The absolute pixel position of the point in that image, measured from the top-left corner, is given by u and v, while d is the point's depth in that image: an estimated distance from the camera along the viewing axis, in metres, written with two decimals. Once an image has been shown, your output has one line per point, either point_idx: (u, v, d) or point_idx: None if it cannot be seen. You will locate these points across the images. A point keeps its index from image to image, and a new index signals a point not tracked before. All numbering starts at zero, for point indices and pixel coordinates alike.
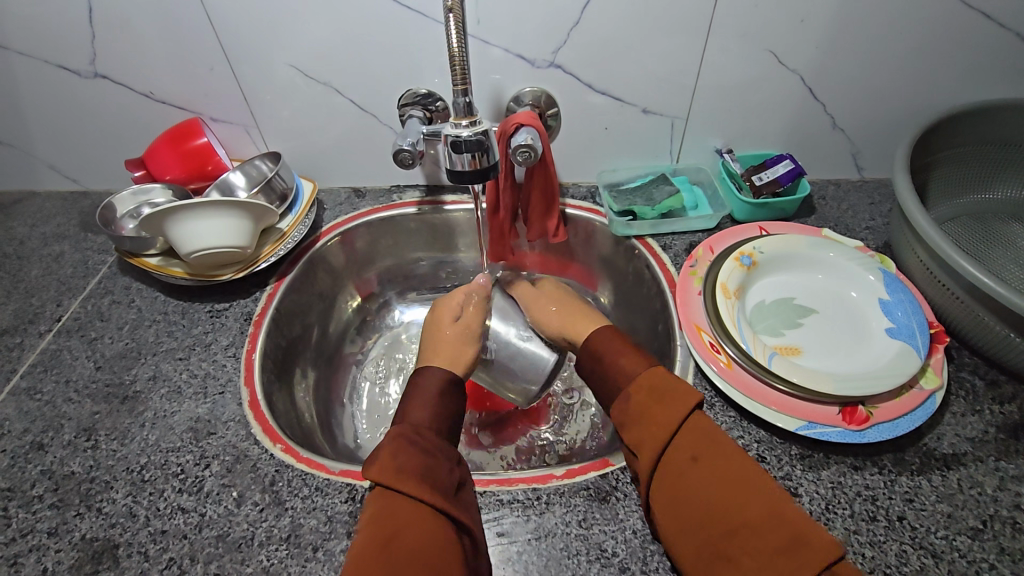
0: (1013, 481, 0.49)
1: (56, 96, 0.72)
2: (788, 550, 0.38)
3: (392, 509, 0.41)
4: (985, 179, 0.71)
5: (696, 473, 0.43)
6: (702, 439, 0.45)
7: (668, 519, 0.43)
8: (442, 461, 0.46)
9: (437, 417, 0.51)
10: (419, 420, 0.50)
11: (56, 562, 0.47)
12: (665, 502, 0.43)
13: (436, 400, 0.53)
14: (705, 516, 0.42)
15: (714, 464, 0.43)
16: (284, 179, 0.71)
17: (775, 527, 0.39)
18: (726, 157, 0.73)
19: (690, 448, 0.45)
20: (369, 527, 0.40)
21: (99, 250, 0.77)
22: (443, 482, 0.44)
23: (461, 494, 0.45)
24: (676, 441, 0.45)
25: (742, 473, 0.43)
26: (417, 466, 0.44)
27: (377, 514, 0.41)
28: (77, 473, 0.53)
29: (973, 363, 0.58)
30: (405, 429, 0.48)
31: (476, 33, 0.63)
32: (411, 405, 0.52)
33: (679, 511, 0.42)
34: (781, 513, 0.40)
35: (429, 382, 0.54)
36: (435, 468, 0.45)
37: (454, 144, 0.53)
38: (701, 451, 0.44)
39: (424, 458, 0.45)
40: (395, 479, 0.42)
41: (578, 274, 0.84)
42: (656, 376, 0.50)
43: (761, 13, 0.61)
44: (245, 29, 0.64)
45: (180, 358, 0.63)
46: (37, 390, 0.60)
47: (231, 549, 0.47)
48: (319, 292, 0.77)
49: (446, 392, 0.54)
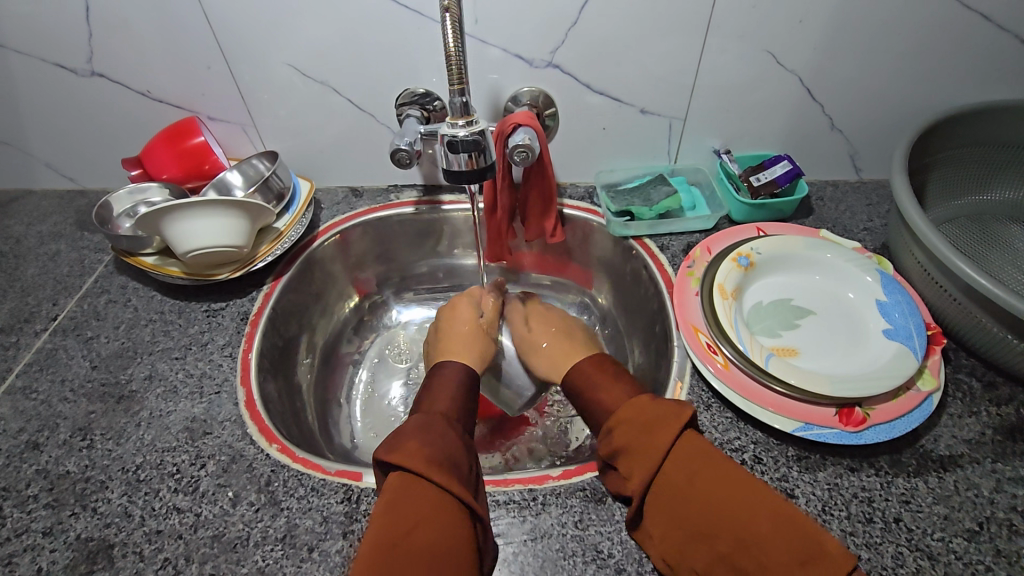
0: (1010, 483, 0.49)
1: (53, 94, 0.72)
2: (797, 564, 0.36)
3: (412, 497, 0.40)
4: (983, 180, 0.71)
5: (691, 496, 0.41)
6: (692, 459, 0.42)
7: (672, 538, 0.41)
8: (462, 450, 0.46)
9: (457, 408, 0.51)
10: (441, 408, 0.50)
11: (51, 562, 0.47)
12: (665, 524, 0.42)
13: (457, 388, 0.53)
14: (706, 537, 0.40)
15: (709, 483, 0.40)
16: (281, 178, 0.71)
17: (780, 543, 0.37)
18: (724, 158, 0.73)
19: (682, 470, 0.42)
20: (386, 515, 0.39)
21: (96, 249, 0.77)
22: (464, 471, 0.44)
23: (477, 486, 0.45)
24: (665, 465, 0.42)
25: (740, 489, 0.40)
26: (440, 453, 0.44)
27: (393, 502, 0.40)
28: (72, 472, 0.53)
29: (970, 365, 0.58)
30: (430, 416, 0.48)
31: (474, 32, 0.63)
32: (431, 393, 0.52)
33: (680, 533, 0.41)
34: (785, 527, 0.38)
35: (451, 376, 0.55)
36: (456, 456, 0.45)
37: (451, 144, 0.53)
38: (693, 472, 0.41)
39: (447, 445, 0.45)
40: (421, 465, 0.41)
41: (576, 275, 0.83)
42: (637, 403, 0.47)
43: (759, 14, 0.61)
44: (242, 27, 0.63)
45: (176, 358, 0.62)
46: (33, 389, 0.60)
47: (227, 549, 0.47)
48: (316, 292, 0.76)
49: (466, 383, 0.54)
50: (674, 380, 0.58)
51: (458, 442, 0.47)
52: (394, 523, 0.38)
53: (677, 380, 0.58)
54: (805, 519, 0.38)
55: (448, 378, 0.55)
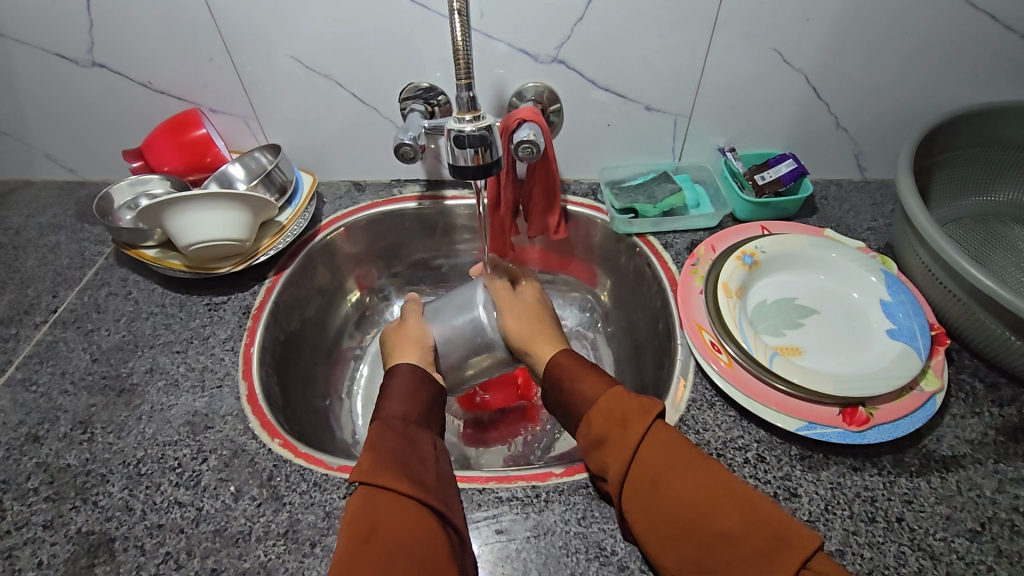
0: (1012, 483, 0.49)
1: (53, 83, 0.71)
2: (770, 550, 0.37)
3: (376, 505, 0.41)
4: (989, 180, 0.71)
5: (670, 487, 0.41)
6: (664, 451, 0.43)
7: (652, 541, 0.42)
8: (417, 449, 0.47)
9: (416, 411, 0.51)
10: (399, 411, 0.50)
11: (51, 556, 0.47)
12: (645, 527, 0.42)
13: (409, 393, 0.52)
14: (685, 535, 0.40)
15: (680, 476, 0.42)
16: (284, 171, 0.71)
17: (754, 525, 0.39)
18: (729, 156, 0.73)
19: (674, 459, 0.43)
20: (349, 524, 0.40)
21: (97, 241, 0.77)
22: (422, 476, 0.44)
23: (442, 485, 0.46)
24: (638, 457, 0.43)
25: (711, 481, 0.41)
26: (397, 459, 0.44)
27: (356, 510, 0.41)
28: (73, 465, 0.53)
29: (973, 365, 0.58)
30: (377, 425, 0.48)
31: (479, 26, 0.62)
32: (384, 401, 0.52)
33: (658, 535, 0.41)
34: (758, 512, 0.39)
35: (401, 379, 0.53)
36: (413, 464, 0.45)
37: (458, 138, 0.53)
38: (666, 462, 0.42)
39: (400, 449, 0.46)
40: (372, 474, 0.42)
41: (578, 271, 0.83)
42: (603, 402, 0.48)
43: (766, 11, 0.60)
44: (246, 20, 0.63)
45: (177, 352, 0.62)
46: (33, 381, 0.60)
47: (229, 543, 0.47)
48: (318, 286, 0.76)
49: (420, 383, 0.54)
50: (677, 378, 0.58)
51: (411, 443, 0.47)
52: (356, 530, 0.39)
53: (680, 378, 0.58)
54: (775, 505, 0.39)
55: (402, 380, 0.53)
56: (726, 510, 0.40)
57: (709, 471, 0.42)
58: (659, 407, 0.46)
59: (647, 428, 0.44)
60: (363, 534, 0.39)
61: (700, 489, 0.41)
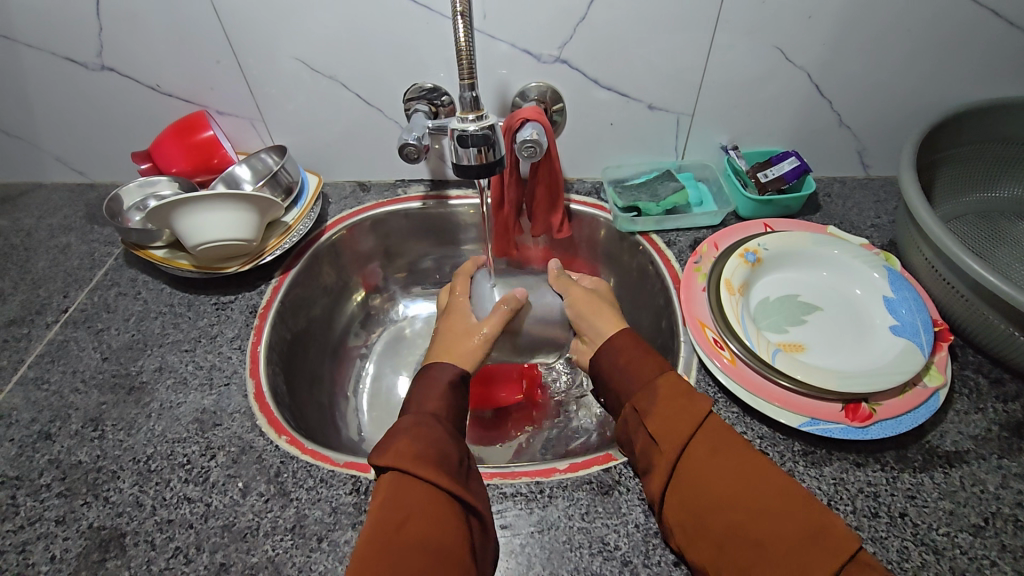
0: (1016, 478, 0.49)
1: (64, 87, 0.72)
2: (815, 546, 0.38)
3: (407, 494, 0.41)
4: (994, 176, 0.71)
5: (713, 479, 0.42)
6: (711, 443, 0.44)
7: (691, 530, 0.42)
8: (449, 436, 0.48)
9: (449, 408, 0.52)
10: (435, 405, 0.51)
11: (63, 550, 0.48)
12: (685, 517, 0.42)
13: (446, 387, 0.54)
14: (726, 525, 0.40)
15: (727, 469, 0.42)
16: (290, 172, 0.72)
17: (799, 522, 0.39)
18: (732, 154, 0.73)
19: (705, 446, 0.44)
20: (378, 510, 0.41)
21: (106, 242, 0.78)
22: (452, 465, 0.45)
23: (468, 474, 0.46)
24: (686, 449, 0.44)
25: (755, 475, 0.42)
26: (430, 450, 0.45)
27: (386, 498, 0.42)
28: (85, 462, 0.54)
29: (977, 361, 0.58)
30: (422, 416, 0.49)
31: (482, 27, 0.63)
32: (423, 391, 0.53)
33: (699, 524, 0.42)
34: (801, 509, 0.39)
35: (443, 375, 0.55)
36: (443, 453, 0.46)
37: (461, 138, 0.53)
38: (712, 455, 0.43)
39: (431, 437, 0.46)
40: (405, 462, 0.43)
41: (582, 270, 0.84)
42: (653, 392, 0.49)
43: (769, 8, 0.61)
44: (251, 23, 0.64)
45: (185, 350, 0.63)
46: (45, 379, 0.61)
47: (237, 539, 0.48)
48: (324, 286, 0.77)
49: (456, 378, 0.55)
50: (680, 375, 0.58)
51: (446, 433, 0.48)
52: (385, 519, 0.40)
53: (683, 375, 0.58)
54: (817, 503, 0.40)
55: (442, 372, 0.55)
56: (761, 502, 0.40)
57: (752, 467, 0.42)
58: (708, 404, 0.46)
59: (697, 422, 0.45)
60: (392, 524, 0.40)
61: (744, 483, 0.41)
